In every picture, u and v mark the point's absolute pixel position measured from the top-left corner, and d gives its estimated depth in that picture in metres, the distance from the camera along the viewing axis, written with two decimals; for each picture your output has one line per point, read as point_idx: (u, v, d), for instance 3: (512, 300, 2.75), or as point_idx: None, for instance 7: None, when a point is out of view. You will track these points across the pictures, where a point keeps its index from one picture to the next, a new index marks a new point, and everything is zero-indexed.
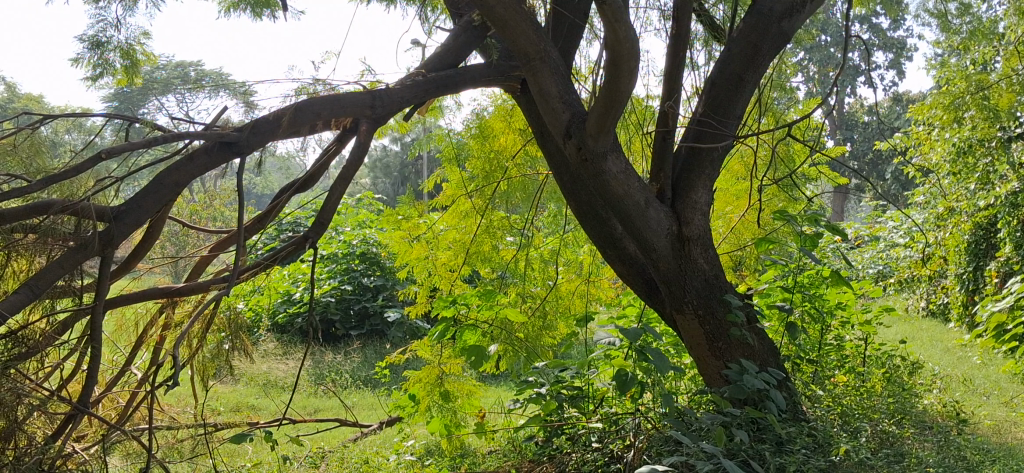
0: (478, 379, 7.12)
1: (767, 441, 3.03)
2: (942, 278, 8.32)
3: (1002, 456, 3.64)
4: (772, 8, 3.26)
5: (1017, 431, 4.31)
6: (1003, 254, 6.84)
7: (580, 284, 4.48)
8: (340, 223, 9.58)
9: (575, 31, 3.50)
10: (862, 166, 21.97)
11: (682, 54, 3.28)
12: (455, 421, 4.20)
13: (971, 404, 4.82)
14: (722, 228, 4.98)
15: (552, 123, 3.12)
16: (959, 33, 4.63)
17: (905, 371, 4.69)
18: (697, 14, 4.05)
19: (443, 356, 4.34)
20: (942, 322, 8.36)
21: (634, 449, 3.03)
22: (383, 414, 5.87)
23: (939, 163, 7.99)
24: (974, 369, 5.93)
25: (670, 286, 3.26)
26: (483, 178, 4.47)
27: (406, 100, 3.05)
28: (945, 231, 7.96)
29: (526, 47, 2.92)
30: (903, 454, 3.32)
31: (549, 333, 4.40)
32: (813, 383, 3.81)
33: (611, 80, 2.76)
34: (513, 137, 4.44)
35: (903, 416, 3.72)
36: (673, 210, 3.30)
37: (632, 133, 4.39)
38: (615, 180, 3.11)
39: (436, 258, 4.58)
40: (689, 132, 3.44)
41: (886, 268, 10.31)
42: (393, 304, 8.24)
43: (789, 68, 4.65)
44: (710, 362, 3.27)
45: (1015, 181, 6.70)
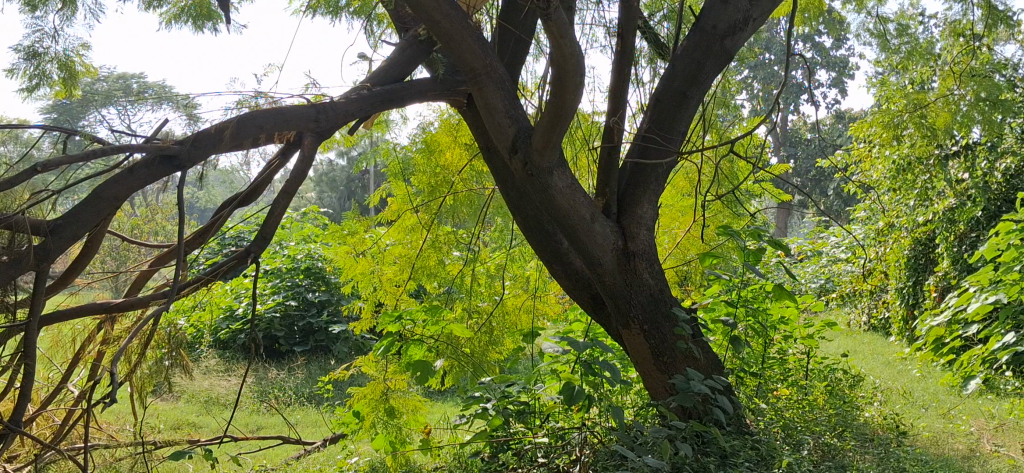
0: (424, 395, 7.07)
1: (711, 454, 3.05)
2: (883, 293, 8.46)
3: (940, 467, 3.68)
4: (715, 26, 3.30)
5: (954, 443, 4.36)
6: (941, 270, 6.95)
7: (527, 299, 4.48)
8: (284, 237, 9.49)
9: (521, 47, 3.52)
10: (806, 182, 22.33)
11: (627, 70, 3.30)
12: (400, 438, 4.19)
13: (910, 416, 4.88)
14: (668, 244, 5.00)
15: (497, 138, 3.12)
16: (899, 53, 4.72)
17: (847, 384, 4.75)
18: (642, 30, 4.09)
19: (388, 372, 4.31)
20: (882, 335, 8.49)
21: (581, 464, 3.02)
22: (327, 431, 5.80)
23: (880, 180, 8.17)
24: (913, 382, 6.00)
25: (616, 300, 3.26)
26: (429, 192, 4.41)
27: (351, 114, 3.02)
28: (886, 247, 8.11)
29: (470, 60, 2.94)
30: (845, 466, 3.36)
31: (496, 349, 4.39)
32: (756, 397, 3.84)
33: (556, 95, 2.77)
34: (459, 152, 4.41)
35: (844, 429, 3.76)
36: (618, 225, 3.32)
37: (578, 148, 4.40)
38: (562, 195, 3.11)
39: (382, 273, 4.59)
40: (634, 148, 3.45)
41: (829, 282, 10.46)
42: (338, 319, 8.16)
43: (733, 86, 4.71)
44: (656, 376, 3.30)
45: (952, 197, 6.88)
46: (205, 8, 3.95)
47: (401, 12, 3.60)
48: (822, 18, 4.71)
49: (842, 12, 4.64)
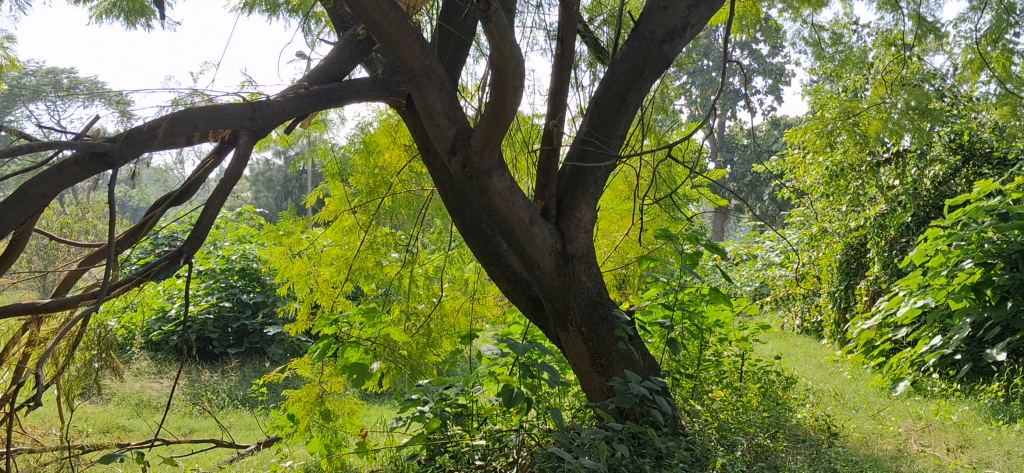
0: (361, 398, 7.01)
1: (647, 456, 3.08)
2: (816, 297, 8.61)
3: (870, 467, 3.75)
4: (653, 32, 3.33)
5: (883, 443, 4.42)
6: (872, 274, 7.07)
7: (465, 301, 4.47)
8: (219, 237, 9.35)
9: (462, 48, 3.51)
10: (741, 187, 22.66)
11: (567, 73, 3.29)
12: (336, 441, 4.15)
13: (841, 417, 4.96)
14: (606, 247, 5.03)
15: (437, 139, 3.10)
16: (833, 62, 4.82)
17: (780, 385, 4.83)
18: (582, 34, 4.11)
19: (324, 375, 4.27)
20: (815, 338, 8.64)
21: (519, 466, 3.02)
22: (261, 434, 5.72)
23: (813, 186, 8.32)
24: (845, 384, 6.08)
25: (555, 303, 3.26)
26: (367, 193, 4.35)
27: (288, 112, 2.97)
28: (818, 251, 8.27)
29: (411, 61, 2.93)
30: (777, 466, 3.42)
31: (434, 351, 4.38)
32: (692, 399, 3.89)
33: (496, 97, 2.77)
34: (398, 153, 4.37)
35: (777, 430, 3.83)
36: (557, 228, 3.31)
37: (517, 151, 4.40)
38: (501, 197, 3.10)
39: (318, 274, 4.55)
40: (573, 151, 3.46)
41: (763, 286, 10.62)
42: (273, 321, 8.06)
43: (672, 91, 4.75)
44: (594, 378, 3.32)
45: (883, 203, 7.04)
46: (137, 3, 3.87)
47: (340, 11, 3.57)
48: (759, 26, 4.78)
49: (779, 21, 4.71)
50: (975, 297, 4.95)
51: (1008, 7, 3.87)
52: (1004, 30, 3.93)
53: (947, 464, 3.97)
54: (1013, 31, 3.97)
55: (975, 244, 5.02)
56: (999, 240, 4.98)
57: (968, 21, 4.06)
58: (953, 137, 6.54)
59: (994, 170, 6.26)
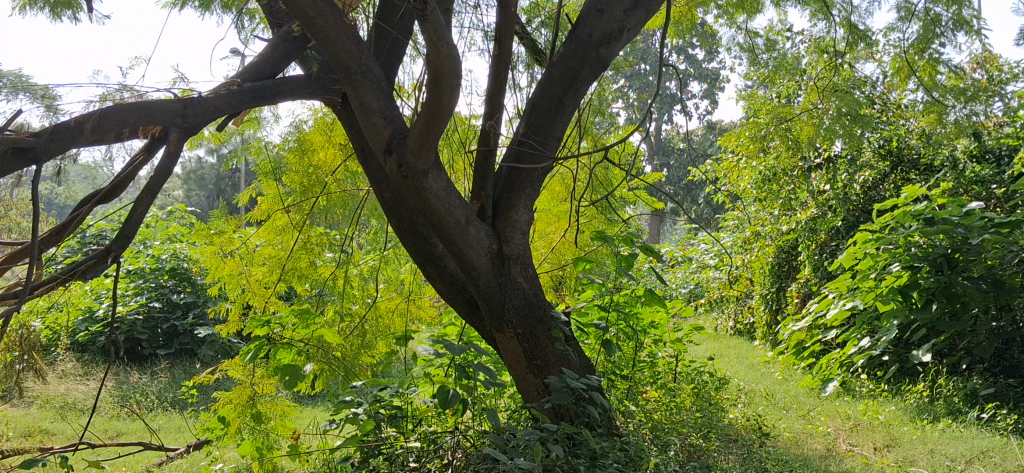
0: (294, 399, 6.93)
1: (581, 456, 3.09)
2: (748, 299, 8.74)
3: (799, 465, 3.80)
4: (590, 34, 3.33)
5: (812, 442, 4.49)
6: (803, 276, 7.20)
7: (400, 303, 4.45)
8: (149, 235, 9.15)
9: (398, 48, 3.48)
10: (677, 190, 22.92)
11: (504, 74, 3.28)
12: (268, 443, 4.08)
13: (771, 417, 5.02)
14: (543, 248, 5.04)
15: (372, 139, 3.07)
16: (767, 68, 4.88)
17: (712, 386, 4.88)
18: (520, 36, 4.12)
19: (256, 376, 4.21)
20: (747, 340, 8.77)
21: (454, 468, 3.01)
22: (191, 437, 5.62)
23: (747, 190, 8.44)
24: (776, 385, 6.17)
25: (490, 304, 3.24)
26: (300, 193, 4.29)
27: (221, 109, 2.92)
28: (751, 254, 8.39)
29: (346, 60, 2.90)
30: (709, 466, 3.45)
31: (369, 353, 4.35)
32: (627, 400, 3.92)
33: (432, 97, 2.76)
34: (333, 152, 4.30)
35: (709, 430, 3.88)
36: (493, 228, 3.30)
37: (455, 151, 4.39)
38: (437, 198, 3.08)
39: (251, 274, 4.48)
40: (510, 152, 3.45)
41: (698, 288, 10.75)
42: (204, 322, 7.93)
43: (609, 94, 4.77)
44: (529, 378, 3.32)
45: (814, 207, 7.17)
46: None
47: (274, 7, 3.52)
48: (694, 32, 4.82)
49: (714, 26, 4.75)
50: (903, 300, 5.09)
51: (934, 18, 3.95)
52: (931, 40, 4.02)
53: (874, 463, 4.04)
54: (939, 41, 4.05)
55: (902, 248, 5.15)
56: (925, 245, 5.08)
57: (897, 31, 4.14)
58: (881, 143, 6.68)
59: (921, 175, 6.41)
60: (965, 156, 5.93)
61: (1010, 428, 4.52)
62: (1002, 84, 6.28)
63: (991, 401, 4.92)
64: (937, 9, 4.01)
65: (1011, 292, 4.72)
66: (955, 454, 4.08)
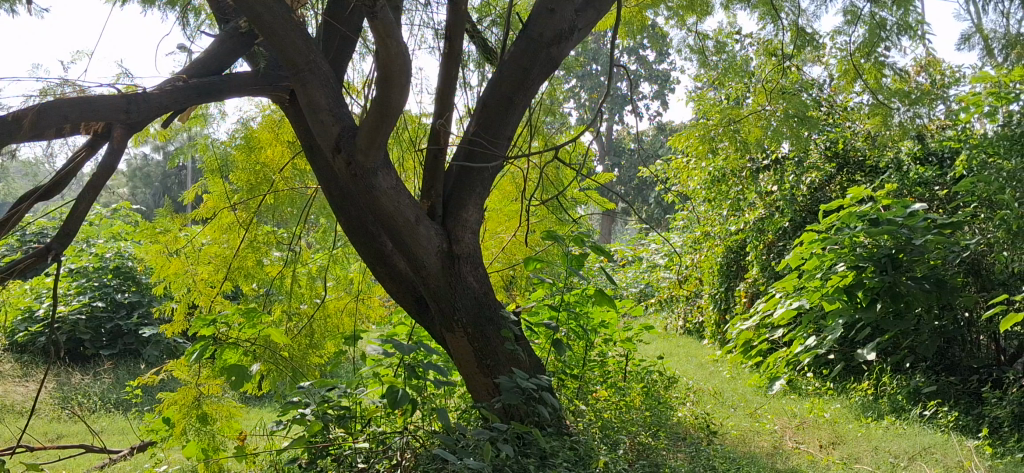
0: (240, 400, 6.84)
1: (531, 456, 3.08)
2: (698, 298, 8.81)
3: (747, 463, 3.83)
4: (541, 34, 3.32)
5: (760, 440, 4.53)
6: (751, 276, 7.27)
7: (349, 302, 4.41)
8: (92, 233, 8.97)
9: (347, 45, 3.45)
10: (628, 190, 23.05)
11: (455, 73, 3.25)
12: (214, 445, 4.01)
13: (719, 415, 5.06)
14: (494, 248, 5.02)
15: (320, 136, 3.04)
16: (716, 70, 4.92)
17: (662, 385, 4.90)
18: (470, 34, 4.10)
19: (201, 377, 4.15)
20: (697, 339, 8.84)
21: None
22: (134, 438, 5.52)
23: (697, 190, 8.50)
24: (724, 383, 6.23)
25: (440, 304, 3.22)
26: (248, 191, 4.23)
27: (165, 105, 2.87)
28: (700, 254, 8.45)
29: (294, 56, 2.86)
30: (658, 464, 3.47)
31: (317, 353, 4.31)
32: (576, 399, 3.94)
33: (382, 94, 2.74)
34: (281, 150, 4.28)
35: (658, 428, 3.89)
36: (443, 227, 3.28)
37: (405, 150, 4.35)
38: (386, 196, 3.06)
39: (197, 273, 4.42)
40: (460, 151, 3.43)
41: (648, 287, 10.81)
42: (149, 321, 7.82)
43: (561, 94, 4.77)
44: (479, 378, 3.30)
45: (762, 208, 7.23)
46: None
47: (221, 3, 3.46)
48: (646, 33, 4.83)
49: (665, 28, 4.77)
50: (847, 299, 5.17)
51: (879, 22, 4.01)
52: (876, 44, 4.07)
53: (820, 460, 4.08)
54: (884, 45, 4.10)
55: (848, 248, 5.17)
56: (870, 245, 5.14)
57: (844, 34, 4.19)
58: (828, 145, 6.76)
59: (866, 177, 6.50)
60: (910, 158, 6.02)
61: (951, 425, 4.60)
62: (945, 88, 6.39)
63: (933, 399, 5.00)
64: (883, 13, 4.06)
65: (953, 292, 4.87)
66: (898, 451, 4.14)
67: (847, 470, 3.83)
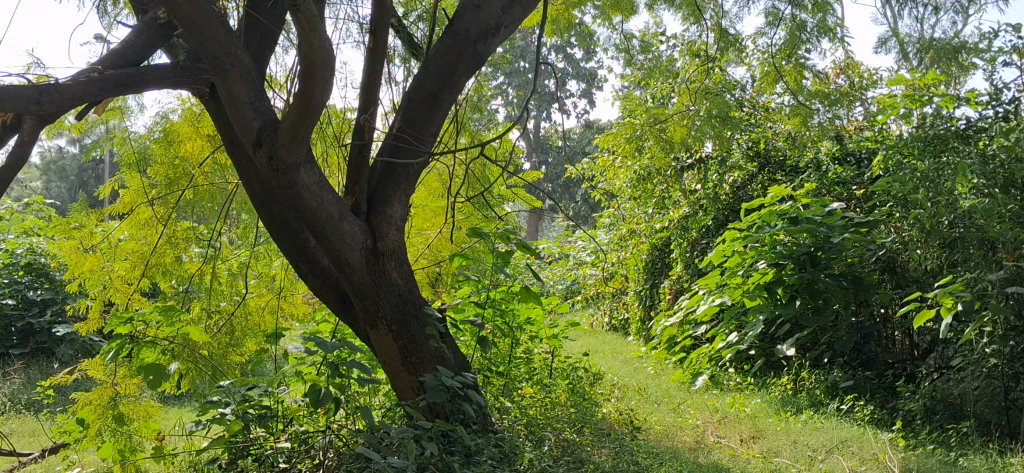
0: (159, 400, 6.69)
1: (455, 454, 3.07)
2: (623, 295, 8.89)
3: (670, 458, 3.87)
4: (467, 30, 3.30)
5: (682, 434, 4.58)
6: (675, 273, 7.36)
7: (271, 299, 4.34)
8: (2, 229, 8.67)
9: (269, 38, 3.38)
10: (556, 188, 23.18)
11: (380, 67, 3.21)
12: (131, 445, 3.90)
13: (643, 411, 5.10)
14: (419, 244, 4.99)
15: (241, 131, 2.98)
16: (642, 69, 4.95)
17: (587, 381, 4.92)
18: (396, 30, 4.07)
19: (117, 376, 4.05)
20: (621, 336, 8.93)
21: None
22: (47, 440, 5.36)
23: (623, 189, 8.58)
24: (648, 379, 6.29)
25: (364, 301, 3.18)
26: (166, 186, 4.11)
27: (79, 96, 2.77)
28: (626, 251, 8.52)
29: (215, 49, 2.80)
30: (582, 460, 3.48)
31: (238, 351, 4.24)
32: (501, 396, 3.93)
33: (305, 88, 2.72)
34: (201, 143, 4.15)
35: (583, 425, 3.92)
36: (368, 224, 3.24)
37: (329, 145, 4.30)
38: (309, 192, 3.02)
39: (113, 269, 4.31)
40: (385, 147, 3.39)
41: (575, 285, 10.87)
42: (63, 320, 7.59)
43: (488, 91, 4.76)
44: (404, 376, 3.27)
45: (686, 206, 7.32)
46: None
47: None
48: (572, 31, 4.84)
49: (592, 26, 4.79)
50: (768, 296, 5.23)
51: (799, 25, 4.07)
52: (797, 45, 4.14)
53: (741, 454, 4.15)
54: (804, 47, 4.18)
55: (768, 247, 5.25)
56: (789, 243, 5.24)
57: (765, 36, 4.25)
58: (750, 145, 6.87)
59: (786, 176, 6.63)
60: (829, 158, 6.14)
61: (867, 418, 4.72)
62: (862, 90, 6.54)
63: (850, 393, 5.12)
64: (804, 16, 4.12)
65: (868, 289, 4.99)
66: (816, 444, 4.23)
67: (766, 463, 3.89)
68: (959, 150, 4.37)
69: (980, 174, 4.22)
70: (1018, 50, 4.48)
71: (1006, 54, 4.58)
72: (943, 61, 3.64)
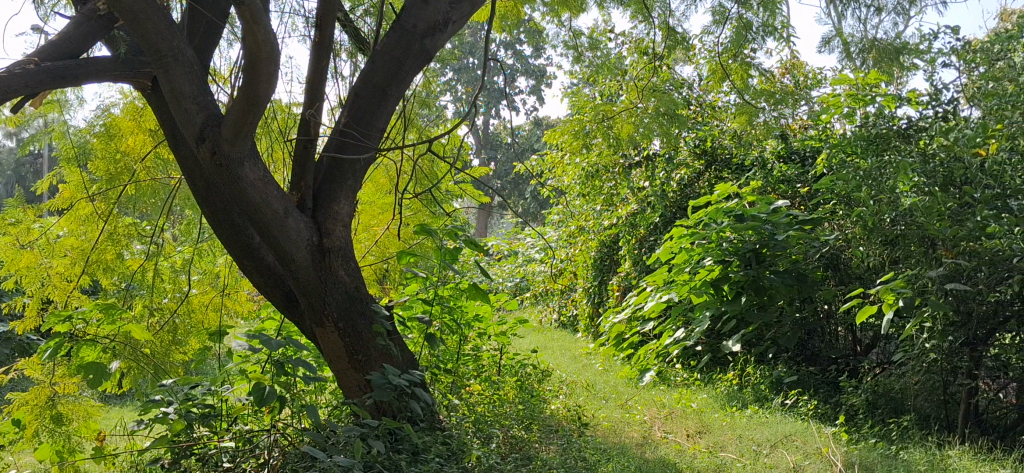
0: (99, 399, 6.57)
1: (403, 452, 3.05)
2: (572, 292, 8.91)
3: (617, 453, 3.88)
4: (414, 25, 3.27)
5: (630, 430, 4.59)
6: (623, 270, 7.38)
7: (215, 296, 4.26)
8: None
9: (213, 32, 3.32)
10: (505, 185, 23.19)
11: (326, 61, 3.16)
12: (69, 446, 3.81)
13: (591, 407, 5.11)
14: (366, 241, 4.95)
15: (183, 126, 2.91)
16: (590, 67, 4.95)
17: (535, 378, 4.92)
18: (342, 24, 4.00)
19: (55, 376, 3.95)
20: (570, 332, 8.95)
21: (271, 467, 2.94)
22: None
23: (571, 186, 8.58)
24: (596, 375, 6.31)
25: (310, 298, 3.13)
26: (107, 181, 4.02)
27: (15, 89, 2.69)
28: (574, 248, 8.52)
29: (157, 41, 2.73)
30: (530, 457, 3.47)
31: (181, 350, 4.16)
32: (450, 394, 3.90)
33: (250, 83, 2.67)
34: (142, 138, 4.06)
35: (531, 422, 3.92)
36: (314, 220, 3.19)
37: (274, 140, 4.23)
38: (253, 188, 2.97)
39: (51, 266, 4.19)
40: (331, 143, 3.34)
41: (523, 282, 10.87)
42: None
43: (436, 87, 4.72)
44: (351, 374, 3.24)
45: (634, 203, 7.35)
46: None
47: None
48: (521, 27, 4.82)
49: (540, 23, 4.77)
50: (714, 292, 5.29)
51: (745, 24, 4.09)
52: (742, 45, 4.15)
53: (687, 449, 4.17)
54: (751, 46, 4.20)
55: (714, 243, 5.32)
56: (735, 240, 5.28)
57: (712, 34, 4.27)
58: (697, 143, 6.90)
59: (733, 174, 6.68)
60: (774, 157, 6.19)
61: (811, 413, 4.77)
62: (807, 90, 6.61)
63: (794, 388, 5.18)
64: (750, 15, 4.14)
65: (812, 286, 5.11)
66: (761, 439, 4.27)
67: (711, 458, 3.92)
68: (900, 149, 4.48)
69: (921, 173, 4.26)
70: (959, 51, 4.56)
71: (945, 55, 4.66)
72: (886, 61, 3.69)
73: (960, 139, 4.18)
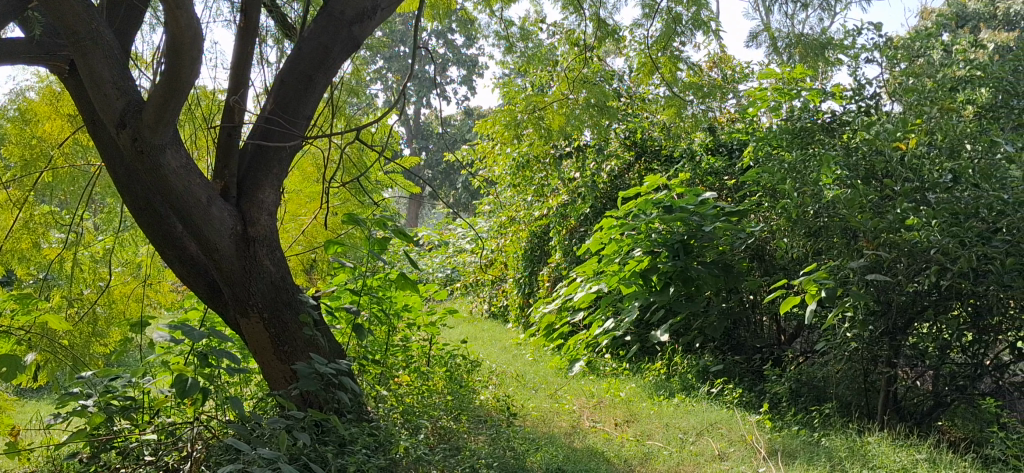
0: (15, 393, 6.37)
1: (329, 443, 3.00)
2: (503, 282, 8.89)
3: (546, 442, 3.87)
4: (342, 11, 3.21)
5: (559, 420, 4.59)
6: (554, 261, 7.38)
7: (136, 286, 4.15)
8: None
9: (134, 14, 3.21)
10: (435, 175, 23.07)
11: (251, 45, 3.08)
12: None
13: (520, 397, 5.10)
14: (293, 230, 4.87)
15: (102, 111, 2.81)
16: (521, 57, 4.93)
17: (464, 368, 4.89)
18: (268, 9, 3.91)
19: None
20: (501, 323, 8.94)
21: (193, 460, 2.86)
22: None
23: (501, 176, 8.55)
24: (526, 365, 6.31)
25: (234, 288, 3.06)
26: (23, 167, 3.89)
27: None
28: (505, 239, 8.50)
29: (75, 24, 2.62)
30: (458, 448, 3.44)
31: (100, 341, 4.05)
32: (378, 385, 3.85)
33: (173, 68, 2.59)
34: (60, 124, 3.91)
35: (460, 412, 3.90)
36: (238, 209, 3.11)
37: (197, 127, 4.13)
38: (175, 175, 2.88)
39: None
40: (255, 131, 3.25)
41: (454, 273, 10.80)
42: None
43: (365, 75, 4.65)
44: (275, 365, 3.17)
45: (565, 194, 7.35)
46: None
47: None
48: (451, 16, 4.77)
49: (471, 12, 4.73)
50: (643, 283, 5.36)
51: (675, 17, 4.10)
52: (672, 38, 4.16)
53: (615, 438, 4.19)
54: (680, 40, 4.22)
55: (643, 234, 5.36)
56: (664, 231, 5.33)
57: (642, 27, 4.28)
58: (627, 135, 6.94)
59: (662, 166, 6.74)
60: (701, 149, 6.23)
61: (736, 401, 4.84)
62: (735, 83, 6.67)
63: (720, 377, 5.25)
64: (679, 8, 4.15)
65: (737, 277, 5.14)
66: (687, 427, 4.31)
67: (639, 446, 3.94)
68: (824, 142, 4.58)
69: (844, 166, 4.36)
70: (882, 46, 4.63)
71: (868, 51, 4.74)
72: (811, 56, 3.73)
73: (881, 133, 4.26)
